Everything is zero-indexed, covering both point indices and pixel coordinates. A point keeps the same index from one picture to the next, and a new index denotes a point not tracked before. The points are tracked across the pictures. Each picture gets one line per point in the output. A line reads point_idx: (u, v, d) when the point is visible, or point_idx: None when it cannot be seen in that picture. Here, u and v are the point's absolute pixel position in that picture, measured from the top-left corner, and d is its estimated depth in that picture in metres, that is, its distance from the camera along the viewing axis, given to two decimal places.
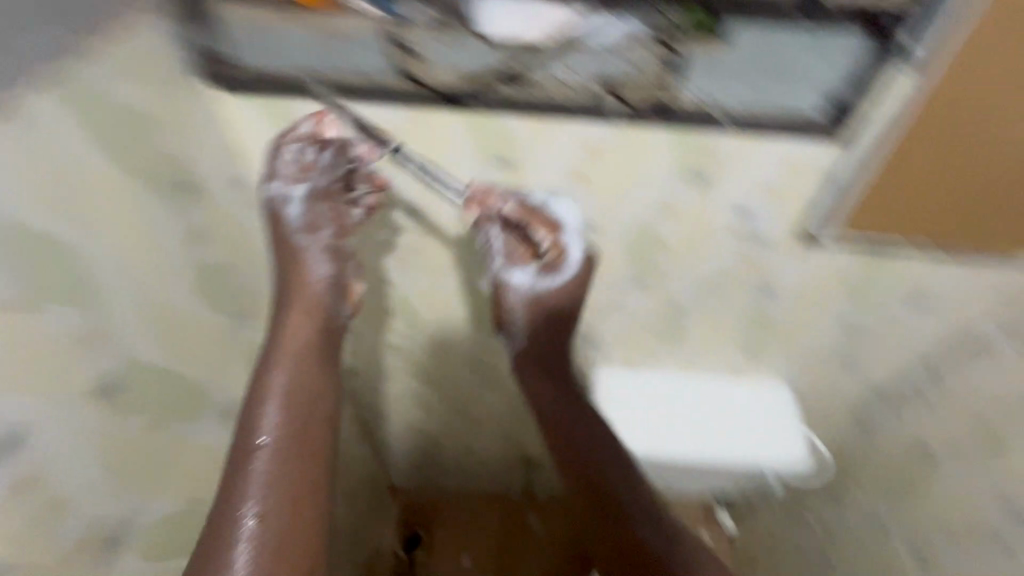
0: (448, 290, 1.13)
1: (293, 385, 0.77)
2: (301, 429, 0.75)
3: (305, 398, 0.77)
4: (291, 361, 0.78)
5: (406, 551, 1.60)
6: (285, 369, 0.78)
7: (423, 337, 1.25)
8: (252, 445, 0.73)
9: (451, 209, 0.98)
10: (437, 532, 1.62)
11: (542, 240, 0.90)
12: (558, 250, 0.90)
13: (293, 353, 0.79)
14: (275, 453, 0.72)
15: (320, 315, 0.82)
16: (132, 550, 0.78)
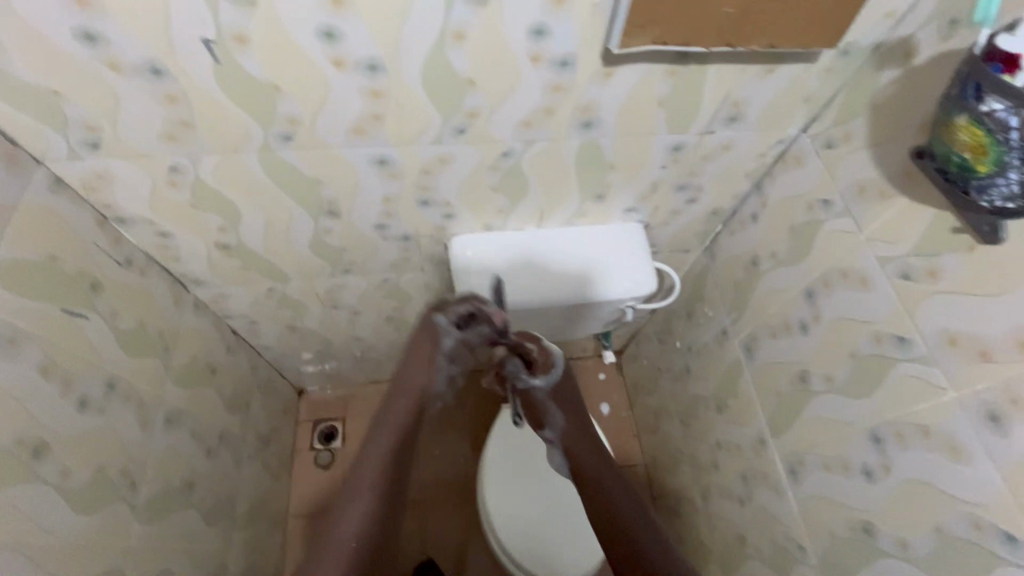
0: (365, 230, 0.94)
1: (392, 452, 0.62)
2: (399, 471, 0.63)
3: (388, 467, 0.62)
4: (400, 423, 0.63)
5: (322, 443, 1.67)
6: (391, 439, 0.62)
7: (290, 268, 1.03)
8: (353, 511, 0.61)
9: (311, 139, 0.72)
10: (351, 415, 1.72)
11: (594, 343, 1.08)
12: (590, 353, 1.07)
13: (397, 428, 0.63)
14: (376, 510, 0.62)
15: (450, 372, 0.63)
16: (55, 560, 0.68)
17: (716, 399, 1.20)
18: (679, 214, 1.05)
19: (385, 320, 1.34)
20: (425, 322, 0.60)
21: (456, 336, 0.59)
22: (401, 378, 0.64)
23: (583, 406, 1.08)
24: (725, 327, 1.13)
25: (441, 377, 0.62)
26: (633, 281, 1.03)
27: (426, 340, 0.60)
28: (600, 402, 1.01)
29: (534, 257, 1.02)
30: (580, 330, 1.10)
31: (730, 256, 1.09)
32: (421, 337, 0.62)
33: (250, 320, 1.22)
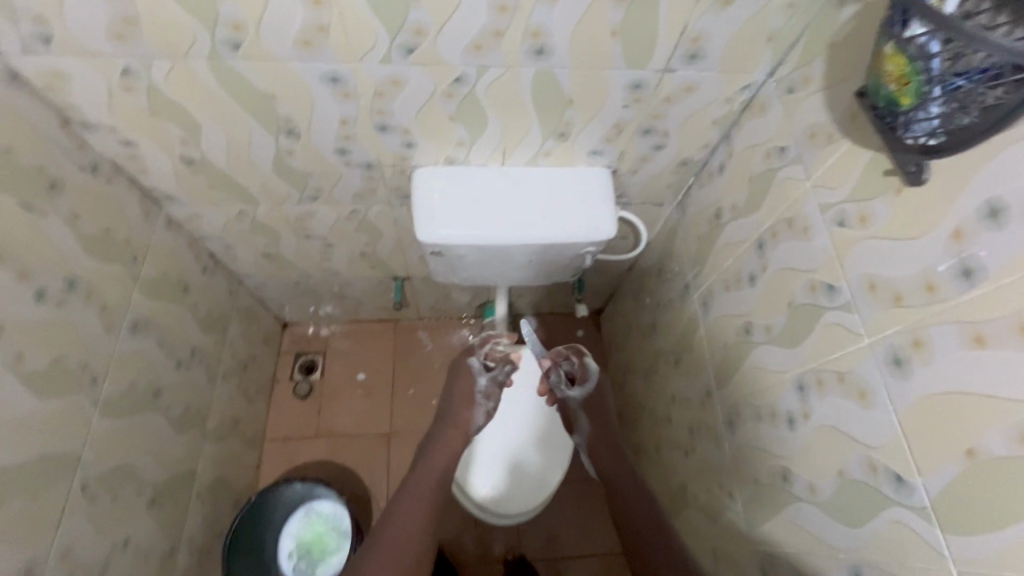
0: (327, 153, 0.96)
1: (451, 447, 1.09)
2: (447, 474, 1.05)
3: (450, 453, 1.09)
4: (449, 439, 1.11)
5: (302, 373, 1.74)
6: (446, 449, 1.09)
7: (257, 188, 1.05)
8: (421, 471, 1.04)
9: (260, 52, 0.73)
10: (332, 349, 1.79)
11: (591, 366, 1.18)
12: (589, 373, 1.17)
13: (448, 442, 1.10)
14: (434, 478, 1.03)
15: (462, 416, 1.14)
16: (22, 437, 0.76)
17: (674, 354, 1.21)
18: (647, 161, 1.04)
19: (359, 256, 1.37)
20: (460, 375, 1.19)
21: (483, 376, 1.19)
22: (450, 411, 1.16)
23: (590, 410, 1.16)
24: (688, 283, 1.13)
25: (454, 425, 1.13)
26: (593, 223, 1.02)
27: (466, 379, 1.18)
28: (596, 398, 1.17)
29: (496, 194, 1.02)
30: (580, 357, 1.19)
31: (697, 210, 1.08)
32: (461, 381, 1.18)
33: (226, 244, 1.26)
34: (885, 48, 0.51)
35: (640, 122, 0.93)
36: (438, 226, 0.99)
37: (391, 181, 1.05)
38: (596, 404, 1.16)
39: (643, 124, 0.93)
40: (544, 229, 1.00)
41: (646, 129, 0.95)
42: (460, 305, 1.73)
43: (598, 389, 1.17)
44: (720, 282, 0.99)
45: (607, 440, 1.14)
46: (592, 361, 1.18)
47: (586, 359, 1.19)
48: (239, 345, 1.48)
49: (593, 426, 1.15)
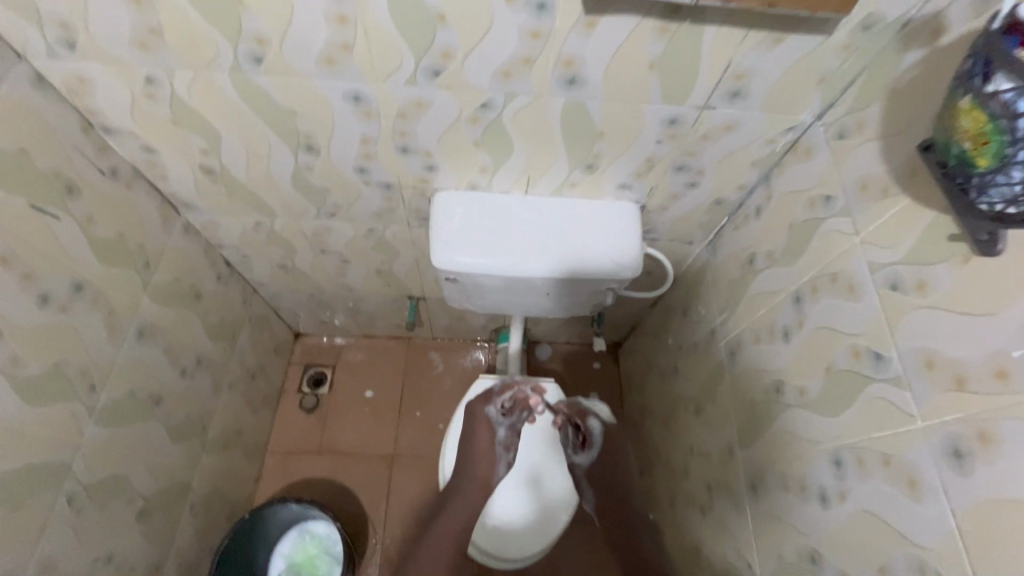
0: (347, 171, 0.93)
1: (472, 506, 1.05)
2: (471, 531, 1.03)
3: (472, 509, 1.04)
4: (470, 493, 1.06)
5: (310, 386, 1.71)
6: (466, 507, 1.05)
7: (275, 201, 1.03)
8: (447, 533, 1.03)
9: (283, 67, 0.71)
10: (342, 363, 1.76)
11: (595, 426, 1.11)
12: (592, 436, 1.10)
13: (472, 498, 1.05)
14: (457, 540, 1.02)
15: (484, 472, 1.06)
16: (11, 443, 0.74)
17: (694, 402, 1.14)
18: (678, 199, 0.99)
19: (376, 274, 1.34)
20: (479, 425, 1.09)
21: (502, 425, 1.09)
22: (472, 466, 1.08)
23: (597, 477, 1.08)
24: (714, 328, 1.07)
25: (475, 483, 1.06)
26: (617, 259, 0.97)
27: (483, 431, 1.09)
28: (606, 463, 1.08)
29: (517, 225, 0.98)
30: (585, 416, 1.12)
31: (730, 253, 1.02)
32: (480, 432, 1.09)
33: (243, 253, 1.25)
34: (958, 103, 0.46)
35: (673, 159, 0.88)
36: (456, 252, 0.95)
37: (410, 202, 1.02)
38: (605, 470, 1.08)
39: (676, 160, 0.88)
40: (566, 261, 0.96)
41: (679, 167, 0.90)
42: (475, 328, 1.69)
43: (606, 448, 1.09)
44: (749, 332, 0.92)
45: (619, 503, 1.05)
46: (596, 421, 1.11)
47: (589, 419, 1.11)
48: (248, 355, 1.46)
49: (606, 494, 1.06)
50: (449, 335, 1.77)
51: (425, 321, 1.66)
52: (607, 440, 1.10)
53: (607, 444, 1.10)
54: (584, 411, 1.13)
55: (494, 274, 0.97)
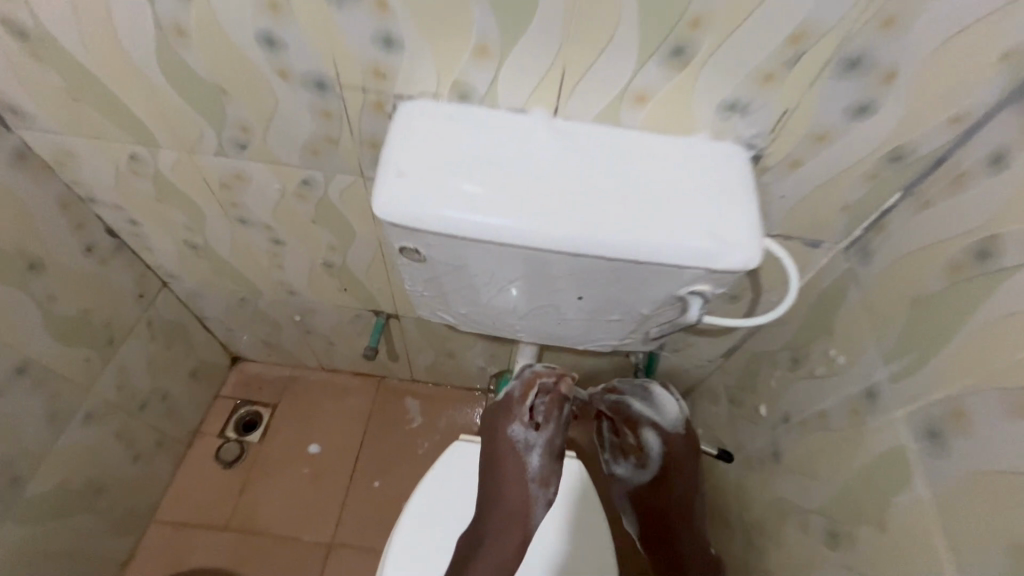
0: (247, 50, 0.54)
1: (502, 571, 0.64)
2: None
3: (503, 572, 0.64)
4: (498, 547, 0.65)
5: (237, 432, 1.26)
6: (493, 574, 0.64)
7: (146, 115, 0.64)
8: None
9: None
10: (285, 404, 1.31)
11: (653, 444, 0.74)
12: (647, 452, 0.75)
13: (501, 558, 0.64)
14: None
15: (522, 516, 0.66)
16: None
17: (824, 517, 0.65)
18: (823, 145, 0.56)
19: (328, 271, 0.93)
20: (504, 448, 0.67)
21: (540, 452, 0.67)
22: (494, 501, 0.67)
23: (647, 503, 0.76)
24: (872, 385, 0.61)
25: (507, 534, 0.65)
26: (716, 232, 0.52)
27: (510, 457, 0.67)
28: (656, 479, 0.75)
29: (540, 164, 0.54)
30: (641, 428, 0.75)
31: (912, 252, 0.57)
32: (506, 458, 0.67)
33: (131, 218, 0.85)
34: None
35: (840, 44, 0.46)
36: (417, 193, 0.51)
37: (362, 127, 0.61)
38: (656, 492, 0.75)
39: (850, 44, 0.46)
40: (622, 226, 0.51)
41: (848, 67, 0.48)
42: (469, 368, 1.24)
43: (660, 470, 0.74)
44: (988, 396, 0.46)
45: (674, 537, 0.74)
46: (656, 436, 0.74)
47: (647, 431, 0.74)
48: (140, 377, 1.03)
49: (652, 513, 0.76)
50: (435, 377, 1.32)
51: (403, 353, 1.22)
52: (663, 461, 0.74)
53: (664, 464, 0.74)
54: (641, 419, 0.75)
55: (484, 244, 0.52)
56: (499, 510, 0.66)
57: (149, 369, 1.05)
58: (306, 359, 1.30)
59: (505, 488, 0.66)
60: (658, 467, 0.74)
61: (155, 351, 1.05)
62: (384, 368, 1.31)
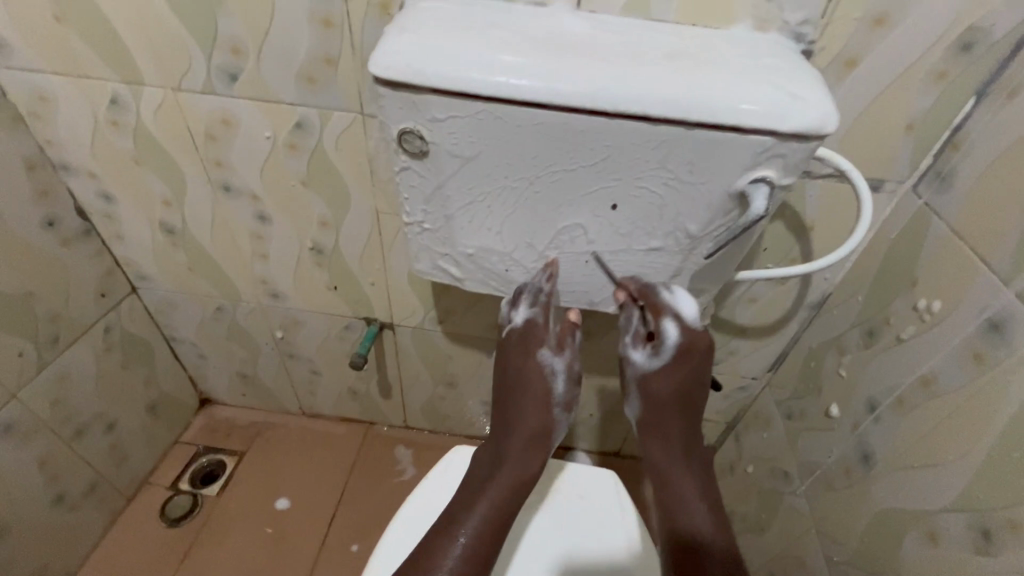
0: None
1: (502, 501, 0.55)
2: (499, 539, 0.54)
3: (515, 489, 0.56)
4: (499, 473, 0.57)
5: (192, 484, 1.06)
6: (487, 503, 0.55)
7: (131, 37, 0.59)
8: (446, 538, 0.53)
9: None
10: (253, 454, 1.11)
11: (671, 336, 0.53)
12: (661, 345, 0.54)
13: (500, 486, 0.56)
14: (474, 544, 0.53)
15: (531, 444, 0.58)
16: None
17: (965, 512, 0.47)
18: (881, 31, 0.50)
19: (316, 260, 0.82)
20: (526, 362, 0.59)
21: (562, 375, 0.59)
22: (508, 423, 0.60)
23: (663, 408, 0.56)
24: (996, 315, 0.47)
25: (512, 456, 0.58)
26: (780, 90, 0.43)
27: (528, 372, 0.59)
28: (675, 406, 0.57)
29: (563, 40, 0.48)
30: (663, 313, 0.53)
31: (1012, 144, 0.48)
32: (526, 370, 0.59)
33: (103, 191, 0.77)
34: None
35: None
36: (422, 49, 0.44)
37: (365, 37, 0.56)
38: (669, 398, 0.56)
39: None
40: (666, 81, 0.43)
41: None
42: (471, 406, 1.06)
43: (677, 384, 0.56)
44: None
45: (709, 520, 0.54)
46: (677, 325, 0.53)
47: (663, 318, 0.53)
48: (83, 394, 0.87)
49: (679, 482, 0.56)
50: (431, 422, 1.13)
51: (396, 387, 1.06)
52: (680, 371, 0.55)
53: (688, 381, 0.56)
54: (662, 298, 0.53)
55: (500, 110, 0.44)
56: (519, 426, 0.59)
57: (97, 387, 0.90)
58: (284, 399, 1.13)
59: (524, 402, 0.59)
60: (676, 379, 0.55)
61: (108, 366, 0.91)
62: (373, 410, 1.13)
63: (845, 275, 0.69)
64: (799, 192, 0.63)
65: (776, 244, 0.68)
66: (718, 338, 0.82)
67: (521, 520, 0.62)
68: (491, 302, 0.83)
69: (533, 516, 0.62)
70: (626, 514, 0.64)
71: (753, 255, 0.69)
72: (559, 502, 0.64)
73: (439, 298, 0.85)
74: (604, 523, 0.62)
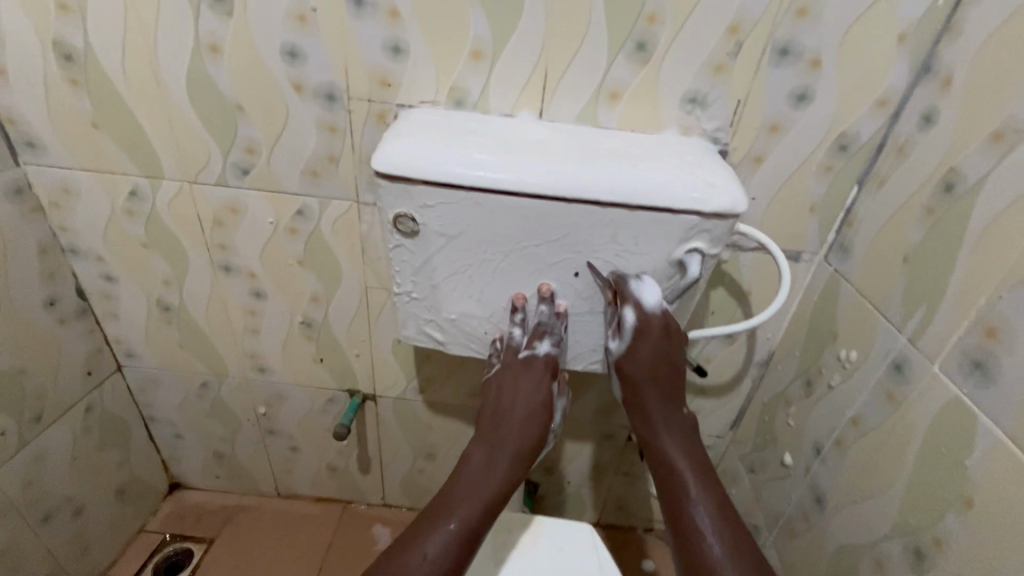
0: (270, 64, 0.62)
1: (491, 497, 0.56)
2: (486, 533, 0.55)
3: (506, 476, 0.57)
4: (490, 470, 0.57)
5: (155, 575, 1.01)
6: (476, 498, 0.56)
7: (158, 140, 0.69)
8: (432, 530, 0.54)
9: None
10: (223, 540, 1.07)
11: (629, 320, 0.57)
12: (623, 329, 0.58)
13: (490, 481, 0.57)
14: (460, 538, 0.53)
15: (524, 446, 0.59)
16: None
17: (900, 536, 0.53)
18: (778, 136, 0.63)
19: (305, 334, 0.87)
20: (520, 364, 0.61)
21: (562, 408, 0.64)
22: (499, 422, 0.60)
23: (637, 386, 0.60)
24: (896, 357, 0.56)
25: (504, 454, 0.58)
26: (700, 180, 0.54)
27: (521, 370, 0.61)
28: (649, 386, 0.60)
29: (530, 142, 0.59)
30: (624, 300, 0.57)
31: (888, 220, 0.60)
32: (519, 378, 0.61)
33: (107, 273, 0.82)
34: None
35: (768, 33, 0.57)
36: (415, 151, 0.54)
37: (364, 139, 0.67)
38: (642, 376, 0.59)
39: (776, 33, 0.57)
40: (611, 174, 0.54)
41: (780, 54, 0.58)
42: (450, 479, 1.07)
43: (649, 369, 0.59)
44: (1006, 297, 0.45)
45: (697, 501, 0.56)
46: (634, 311, 0.57)
47: (624, 305, 0.57)
48: (55, 475, 0.86)
49: (664, 464, 0.59)
50: (411, 499, 1.12)
51: (375, 462, 1.06)
52: (651, 353, 0.58)
53: (664, 364, 0.59)
54: (623, 284, 0.57)
55: (479, 196, 0.54)
56: (512, 421, 0.60)
57: (70, 467, 0.89)
58: (260, 480, 1.11)
59: (518, 395, 0.61)
60: (649, 363, 0.59)
61: (84, 446, 0.91)
62: (351, 488, 1.11)
63: (783, 334, 0.79)
64: (734, 262, 0.74)
65: (720, 307, 0.78)
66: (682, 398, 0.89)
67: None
68: (470, 369, 0.89)
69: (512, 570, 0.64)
70: (600, 559, 0.67)
71: (702, 318, 0.79)
72: (535, 554, 0.66)
73: (421, 367, 0.90)
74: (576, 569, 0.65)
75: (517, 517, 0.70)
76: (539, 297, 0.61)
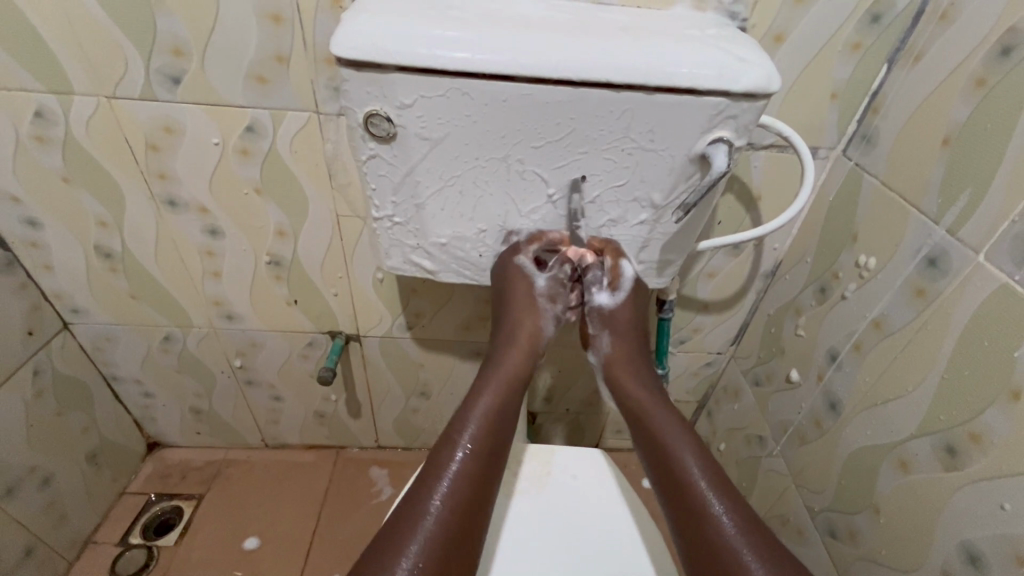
0: None
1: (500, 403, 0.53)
2: (504, 446, 0.52)
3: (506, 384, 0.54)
4: (500, 401, 0.53)
5: (146, 534, 0.97)
6: (484, 408, 0.52)
7: (59, 43, 0.56)
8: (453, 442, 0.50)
9: None
10: (214, 495, 1.03)
11: (627, 274, 0.57)
12: (618, 283, 0.57)
13: (494, 399, 0.53)
14: (479, 454, 0.49)
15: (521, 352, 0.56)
16: None
17: (930, 436, 0.52)
18: (803, 7, 0.55)
19: (274, 274, 0.78)
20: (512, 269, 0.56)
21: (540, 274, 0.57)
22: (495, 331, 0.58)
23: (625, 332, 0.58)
24: (928, 253, 0.52)
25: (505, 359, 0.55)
26: (727, 55, 0.46)
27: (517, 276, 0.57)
28: (631, 335, 0.58)
29: (522, 18, 0.50)
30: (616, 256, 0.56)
31: (923, 101, 0.54)
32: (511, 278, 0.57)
33: (28, 216, 0.70)
34: None
35: None
36: (381, 30, 0.44)
37: (317, 28, 0.55)
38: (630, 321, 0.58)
39: None
40: (625, 50, 0.45)
41: None
42: (445, 416, 1.03)
43: (630, 359, 0.57)
44: None
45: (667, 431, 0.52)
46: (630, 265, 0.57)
47: (621, 260, 0.56)
48: (11, 446, 0.79)
49: (659, 443, 0.52)
50: (405, 439, 1.09)
51: (365, 405, 1.01)
52: (625, 320, 0.58)
53: (639, 317, 0.59)
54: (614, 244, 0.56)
55: (465, 84, 0.45)
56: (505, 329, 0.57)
57: (29, 433, 0.81)
58: (244, 433, 1.06)
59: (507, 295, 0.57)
60: (624, 320, 0.58)
61: (38, 411, 0.82)
62: (342, 433, 1.07)
63: (792, 240, 0.74)
64: (746, 163, 0.67)
65: (728, 216, 0.72)
66: (684, 317, 0.84)
67: (506, 510, 0.60)
68: (460, 302, 0.82)
69: (532, 500, 0.62)
70: (618, 488, 0.64)
71: (708, 229, 0.73)
72: (549, 487, 0.63)
73: (407, 303, 0.83)
74: (572, 485, 0.64)
75: (529, 451, 0.66)
76: (515, 176, 0.51)
